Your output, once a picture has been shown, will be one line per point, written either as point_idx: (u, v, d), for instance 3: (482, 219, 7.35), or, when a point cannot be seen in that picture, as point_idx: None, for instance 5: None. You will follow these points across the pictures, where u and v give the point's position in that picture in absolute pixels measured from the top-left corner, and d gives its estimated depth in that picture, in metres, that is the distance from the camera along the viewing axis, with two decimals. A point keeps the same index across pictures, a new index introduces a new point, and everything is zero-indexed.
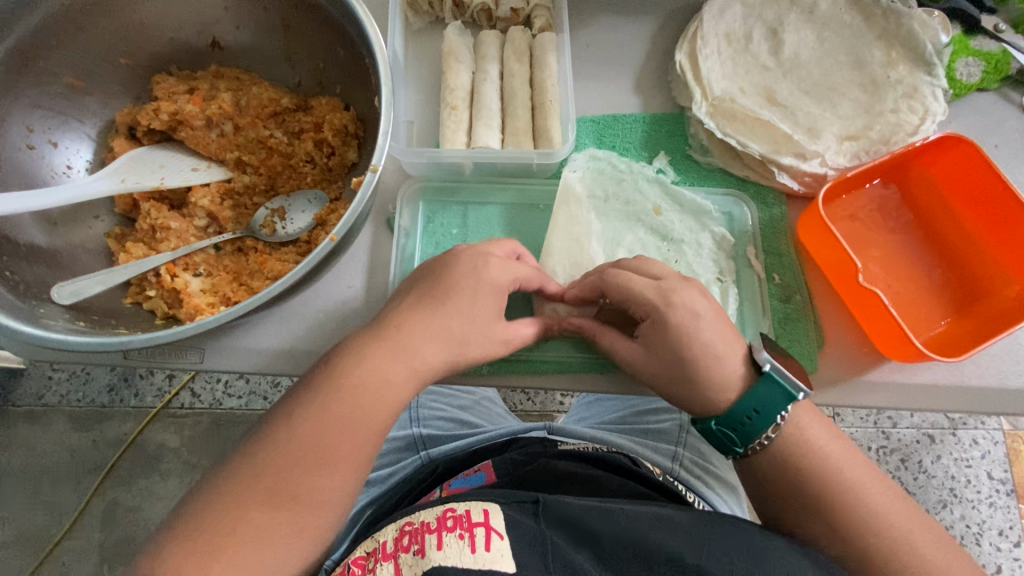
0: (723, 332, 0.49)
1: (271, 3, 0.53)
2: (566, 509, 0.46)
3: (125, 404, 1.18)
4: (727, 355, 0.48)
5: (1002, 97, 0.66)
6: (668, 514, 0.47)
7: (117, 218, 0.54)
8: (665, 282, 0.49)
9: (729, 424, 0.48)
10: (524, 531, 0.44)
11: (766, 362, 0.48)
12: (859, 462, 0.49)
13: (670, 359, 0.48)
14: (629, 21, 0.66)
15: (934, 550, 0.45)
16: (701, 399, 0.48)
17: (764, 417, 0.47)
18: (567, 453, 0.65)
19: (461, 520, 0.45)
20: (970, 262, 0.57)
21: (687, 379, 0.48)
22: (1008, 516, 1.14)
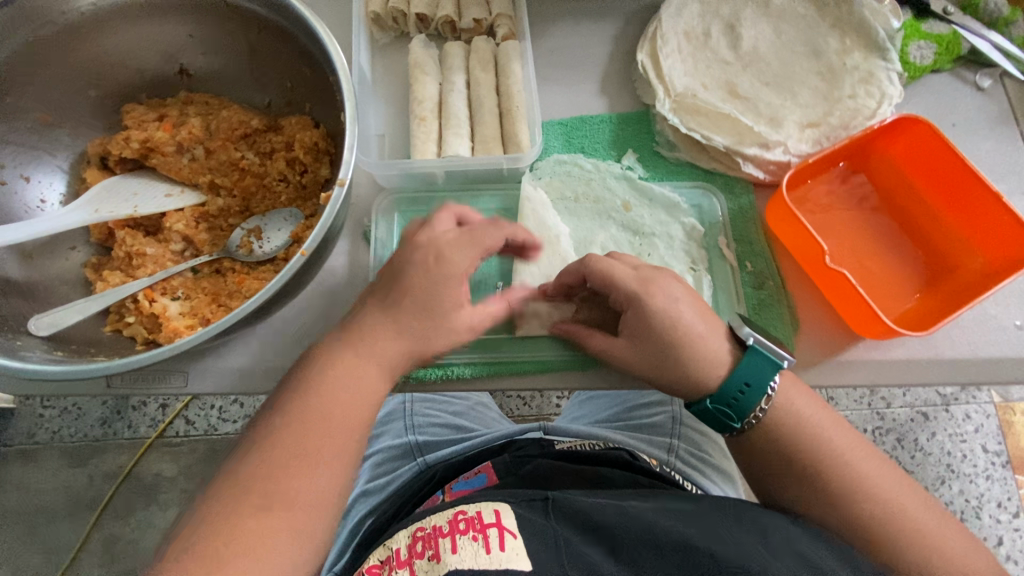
0: (701, 314, 0.50)
1: (235, 27, 0.54)
2: (573, 504, 0.48)
3: (119, 437, 1.18)
4: (708, 338, 0.49)
5: (957, 78, 0.68)
6: (673, 505, 0.48)
7: (94, 247, 0.54)
8: (644, 271, 0.51)
9: (723, 401, 0.49)
10: (535, 528, 0.45)
11: (748, 336, 0.50)
12: (845, 429, 0.50)
13: (654, 347, 0.49)
14: (591, 24, 0.67)
15: (923, 512, 0.47)
16: (693, 381, 0.49)
17: (756, 389, 0.48)
18: (564, 454, 0.66)
19: (473, 522, 0.47)
20: (935, 238, 0.59)
21: (672, 364, 0.48)
22: (1006, 487, 1.16)
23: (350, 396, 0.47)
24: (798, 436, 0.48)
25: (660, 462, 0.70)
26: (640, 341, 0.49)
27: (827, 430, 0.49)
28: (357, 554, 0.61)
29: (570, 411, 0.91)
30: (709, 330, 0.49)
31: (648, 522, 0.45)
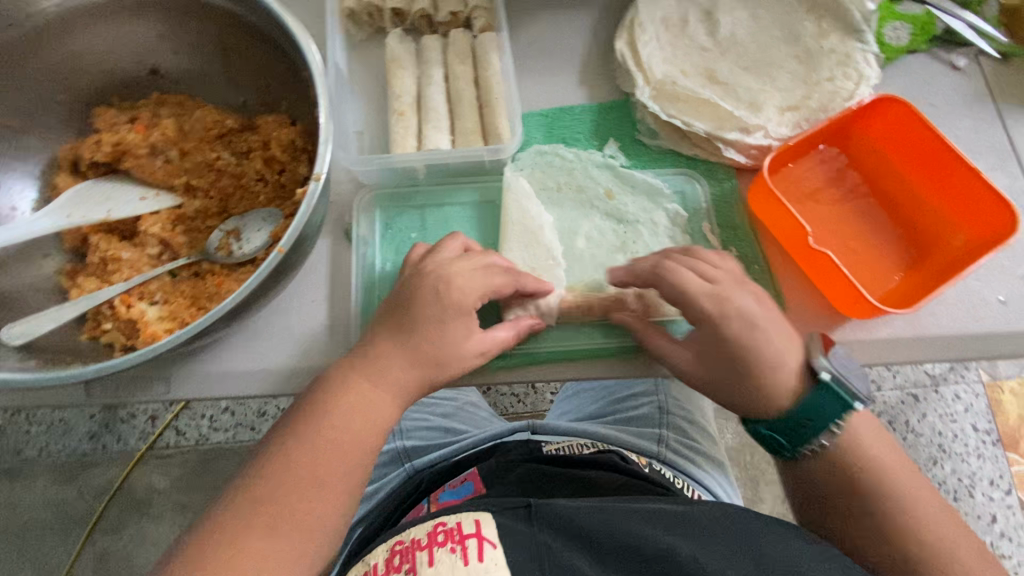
0: (779, 329, 0.50)
1: (205, 25, 0.53)
2: (557, 509, 0.47)
3: (108, 451, 1.16)
4: (774, 359, 0.49)
5: (933, 57, 0.68)
6: (661, 507, 0.47)
7: (68, 254, 0.52)
8: (720, 288, 0.50)
9: (780, 429, 0.51)
10: (518, 539, 0.45)
11: (824, 370, 0.49)
12: (910, 473, 0.50)
13: (724, 364, 0.50)
14: (568, 14, 0.67)
15: (976, 562, 0.47)
16: (755, 403, 0.50)
17: (818, 423, 0.49)
18: (552, 457, 0.66)
19: (452, 533, 0.46)
20: (916, 216, 0.59)
21: (749, 381, 0.49)
22: (997, 465, 1.17)
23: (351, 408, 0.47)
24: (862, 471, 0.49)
25: (649, 456, 0.69)
26: (707, 356, 0.50)
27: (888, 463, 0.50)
28: (344, 562, 0.62)
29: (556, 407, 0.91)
30: (775, 349, 0.49)
31: (633, 539, 0.44)
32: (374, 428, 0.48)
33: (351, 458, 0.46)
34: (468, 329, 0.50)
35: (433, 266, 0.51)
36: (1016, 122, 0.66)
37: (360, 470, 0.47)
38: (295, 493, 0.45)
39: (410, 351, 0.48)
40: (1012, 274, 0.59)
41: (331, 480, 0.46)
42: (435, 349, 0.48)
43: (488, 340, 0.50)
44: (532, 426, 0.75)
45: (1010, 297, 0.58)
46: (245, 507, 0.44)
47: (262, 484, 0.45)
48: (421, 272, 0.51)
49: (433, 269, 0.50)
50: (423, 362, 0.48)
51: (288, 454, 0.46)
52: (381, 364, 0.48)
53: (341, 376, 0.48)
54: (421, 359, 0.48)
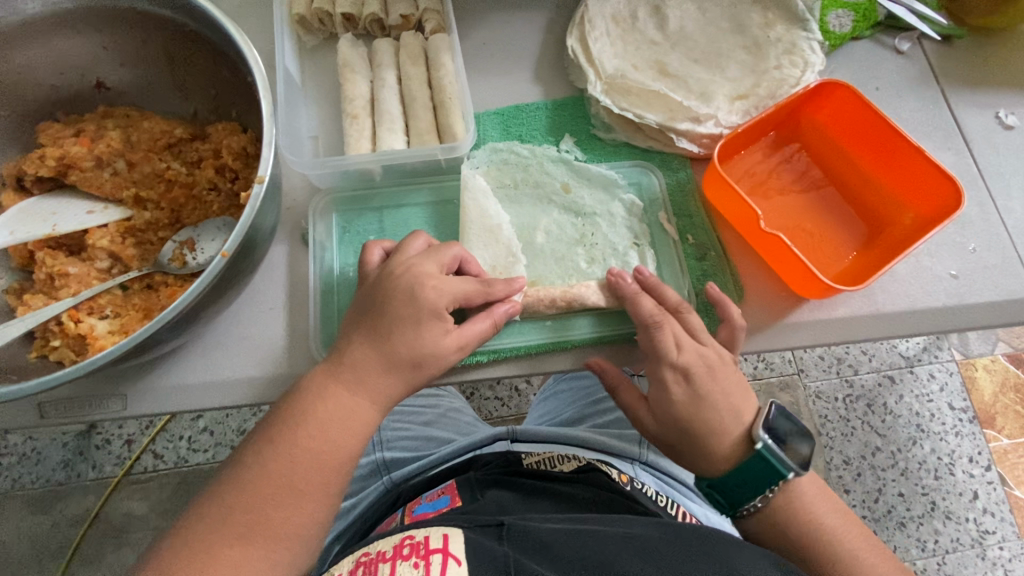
0: (733, 398, 0.51)
1: (148, 35, 0.52)
2: (529, 532, 0.46)
3: (83, 478, 1.13)
4: (724, 428, 0.50)
5: (877, 43, 0.70)
6: (636, 532, 0.47)
7: (16, 273, 0.51)
8: (683, 355, 0.51)
9: (720, 488, 0.51)
10: (485, 552, 0.44)
11: (760, 439, 0.49)
12: (855, 531, 0.50)
13: (677, 427, 0.51)
14: (520, 14, 0.68)
15: None
16: (704, 467, 0.51)
17: (753, 487, 0.50)
18: (529, 471, 0.65)
19: (418, 547, 0.46)
20: (867, 196, 0.60)
21: (698, 444, 0.50)
22: (975, 442, 1.20)
23: (331, 412, 0.46)
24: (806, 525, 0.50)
25: (631, 458, 0.70)
26: (664, 420, 0.51)
27: (829, 518, 0.51)
28: None
29: (538, 410, 0.91)
30: (731, 420, 0.50)
31: (605, 559, 0.44)
32: (355, 435, 0.46)
33: (329, 465, 0.45)
34: (445, 328, 0.48)
35: (405, 269, 0.49)
36: (960, 102, 0.67)
37: (341, 475, 0.46)
38: (269, 500, 0.44)
39: (385, 354, 0.46)
40: (962, 249, 0.60)
41: (309, 488, 0.45)
42: (414, 352, 0.46)
43: (466, 334, 0.49)
44: (510, 434, 0.75)
45: (961, 272, 0.59)
46: (217, 518, 0.43)
47: (238, 494, 0.44)
48: (390, 274, 0.49)
49: (403, 272, 0.48)
50: (403, 368, 0.46)
51: (264, 464, 0.45)
52: (360, 372, 0.46)
53: (320, 384, 0.46)
54: (397, 362, 0.46)
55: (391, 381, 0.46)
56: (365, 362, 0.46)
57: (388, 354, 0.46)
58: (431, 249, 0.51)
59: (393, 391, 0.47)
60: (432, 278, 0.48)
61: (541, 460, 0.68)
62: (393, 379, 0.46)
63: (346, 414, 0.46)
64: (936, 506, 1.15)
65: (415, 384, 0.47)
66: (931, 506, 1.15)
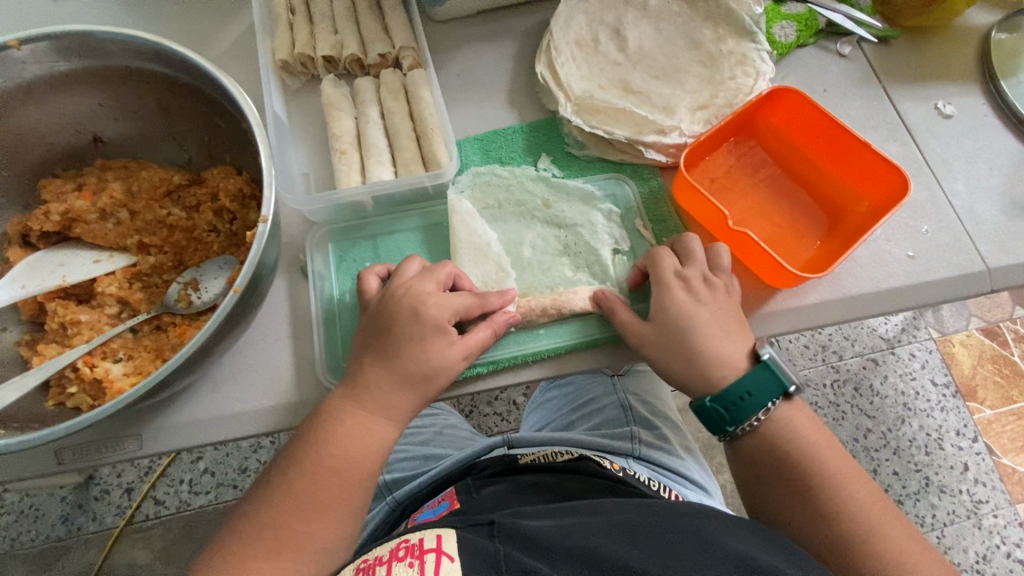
0: (729, 323, 0.55)
1: (143, 90, 0.56)
2: (518, 527, 0.51)
3: (84, 531, 1.12)
4: (712, 341, 0.54)
5: (821, 49, 0.76)
6: (620, 519, 0.51)
7: (26, 325, 0.53)
8: (688, 270, 0.56)
9: (724, 404, 0.54)
10: (475, 549, 0.48)
11: (766, 352, 0.54)
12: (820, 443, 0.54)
13: (674, 333, 0.55)
14: (490, 45, 0.72)
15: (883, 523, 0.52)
16: (706, 383, 0.54)
17: (754, 400, 0.53)
18: (527, 466, 0.69)
19: (413, 549, 0.49)
20: (827, 190, 0.66)
21: (686, 354, 0.54)
22: (960, 415, 1.25)
23: (349, 431, 0.48)
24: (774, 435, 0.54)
25: (625, 453, 0.73)
26: (661, 329, 0.55)
27: (798, 434, 0.54)
28: None
29: (530, 420, 0.97)
30: (721, 342, 0.54)
31: (591, 546, 0.48)
32: (373, 451, 0.49)
33: (351, 480, 0.48)
34: (449, 340, 0.51)
35: (406, 290, 0.52)
36: (902, 97, 0.73)
37: (363, 489, 0.49)
38: (295, 515, 0.46)
39: (397, 371, 0.49)
40: (917, 232, 0.65)
41: (333, 503, 0.47)
42: (423, 367, 0.49)
43: (468, 344, 0.51)
44: (508, 440, 0.78)
45: (918, 252, 0.64)
46: (250, 536, 0.46)
47: (269, 513, 0.47)
48: (393, 296, 0.52)
49: (405, 292, 0.51)
50: (415, 382, 0.49)
51: (291, 482, 0.47)
52: (376, 391, 0.49)
53: (340, 406, 0.49)
54: (406, 378, 0.49)
55: (403, 395, 0.49)
56: (377, 380, 0.49)
57: (397, 367, 0.49)
58: (428, 268, 0.54)
59: (405, 406, 0.49)
60: (431, 295, 0.51)
61: (537, 458, 0.71)
62: (405, 395, 0.49)
63: (363, 433, 0.48)
64: (929, 481, 1.19)
65: (428, 395, 0.50)
66: (925, 482, 1.19)
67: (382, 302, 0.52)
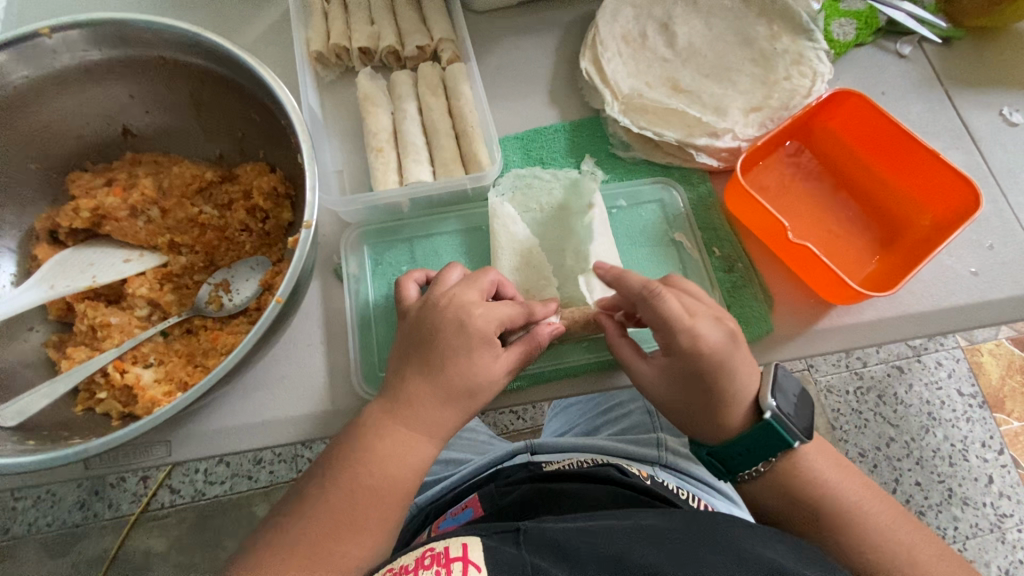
0: (740, 376, 0.49)
1: (177, 82, 0.53)
2: (546, 534, 0.45)
3: (100, 518, 1.11)
4: (723, 396, 0.49)
5: (879, 49, 0.71)
6: (649, 524, 0.47)
7: (53, 325, 0.52)
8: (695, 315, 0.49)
9: (720, 456, 0.51)
10: (504, 560, 0.42)
11: (767, 408, 0.49)
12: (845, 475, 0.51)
13: (680, 387, 0.50)
14: (531, 38, 0.69)
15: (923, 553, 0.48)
16: (707, 428, 0.51)
17: (754, 455, 0.50)
18: (552, 474, 0.66)
19: (439, 557, 0.43)
20: (888, 201, 0.62)
21: (695, 407, 0.50)
22: (986, 427, 1.21)
23: (389, 448, 0.46)
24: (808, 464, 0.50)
25: (651, 462, 0.70)
26: (664, 379, 0.50)
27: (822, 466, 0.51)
28: None
29: (552, 424, 0.94)
30: (733, 396, 0.49)
31: (618, 552, 0.44)
32: (411, 469, 0.46)
33: (389, 501, 0.45)
34: (495, 354, 0.48)
35: (448, 299, 0.49)
36: (964, 102, 0.69)
37: (398, 508, 0.46)
38: (331, 534, 0.44)
39: (442, 386, 0.46)
40: (981, 247, 0.62)
41: (371, 523, 0.45)
42: (467, 382, 0.46)
43: (512, 359, 0.49)
44: (530, 446, 0.75)
45: (981, 269, 0.61)
46: (280, 553, 0.43)
47: (301, 532, 0.44)
48: (435, 306, 0.49)
49: (449, 301, 0.48)
50: (458, 399, 0.47)
51: (326, 499, 0.45)
52: (417, 408, 0.46)
53: (378, 421, 0.46)
54: (454, 393, 0.46)
55: (444, 413, 0.46)
56: (417, 395, 0.46)
57: (437, 381, 0.46)
58: (469, 276, 0.51)
59: (450, 423, 0.47)
60: (477, 307, 0.48)
61: (564, 466, 0.68)
62: (447, 412, 0.47)
63: (405, 452, 0.46)
64: (953, 493, 1.15)
65: (469, 411, 0.48)
66: (948, 493, 1.15)
67: (424, 313, 0.49)
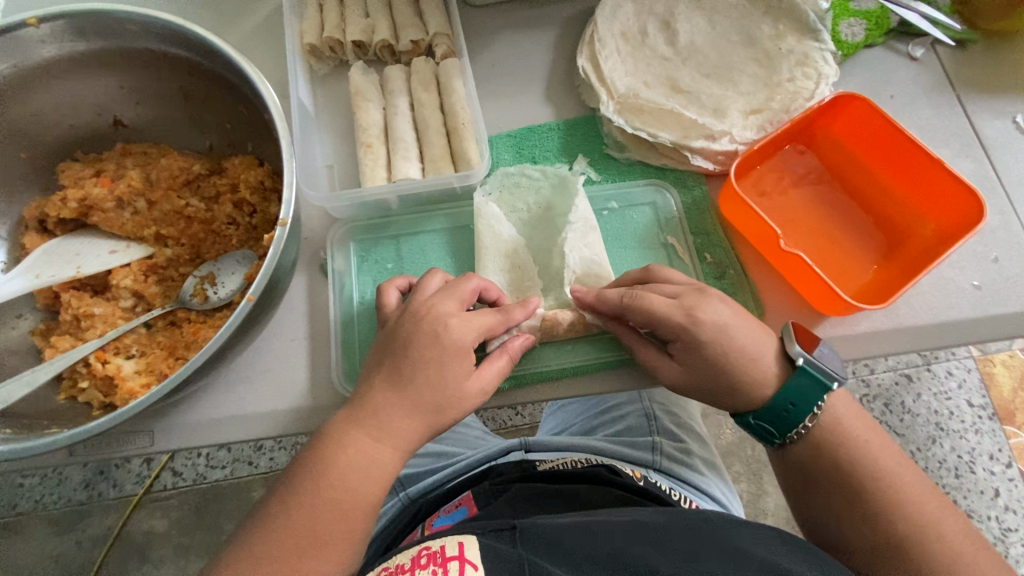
0: (751, 333, 0.48)
1: (166, 74, 0.53)
2: (543, 532, 0.45)
3: (104, 497, 1.13)
4: (749, 365, 0.47)
5: (890, 50, 0.69)
6: (645, 519, 0.47)
7: (42, 313, 0.52)
8: (685, 298, 0.49)
9: (766, 418, 0.48)
10: (499, 556, 0.43)
11: (798, 355, 0.48)
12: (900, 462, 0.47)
13: (706, 371, 0.48)
14: (529, 34, 0.67)
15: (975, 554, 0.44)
16: (752, 399, 0.48)
17: (802, 408, 0.47)
18: (545, 474, 0.64)
19: (435, 556, 0.43)
20: (890, 209, 0.60)
21: (727, 387, 0.48)
22: (995, 439, 1.14)
23: (358, 458, 0.45)
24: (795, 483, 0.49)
25: (646, 465, 0.68)
26: (691, 365, 0.49)
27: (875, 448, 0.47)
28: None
29: (548, 422, 0.92)
30: (756, 357, 0.48)
31: (615, 548, 0.43)
32: (385, 479, 0.46)
33: (359, 511, 0.44)
34: (470, 365, 0.48)
35: (427, 309, 0.49)
36: (975, 107, 0.67)
37: (373, 517, 0.45)
38: (296, 553, 0.42)
39: (412, 398, 0.46)
40: (985, 261, 0.59)
41: (337, 537, 0.44)
42: (436, 396, 0.46)
43: (487, 374, 0.49)
44: (525, 443, 0.73)
45: (984, 282, 0.59)
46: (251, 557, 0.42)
47: (265, 542, 0.43)
48: (413, 315, 0.49)
49: (426, 311, 0.48)
50: (425, 411, 0.46)
51: (294, 508, 0.44)
52: (383, 419, 0.46)
53: (342, 433, 0.46)
54: (421, 405, 0.46)
55: (411, 424, 0.46)
56: (386, 405, 0.46)
57: (406, 391, 0.46)
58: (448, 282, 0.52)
59: (413, 434, 0.46)
60: (454, 317, 0.48)
61: (557, 464, 0.65)
62: (413, 424, 0.46)
63: (377, 462, 0.45)
64: (956, 505, 1.08)
65: (437, 426, 0.47)
66: (952, 505, 1.08)
67: (400, 324, 0.49)
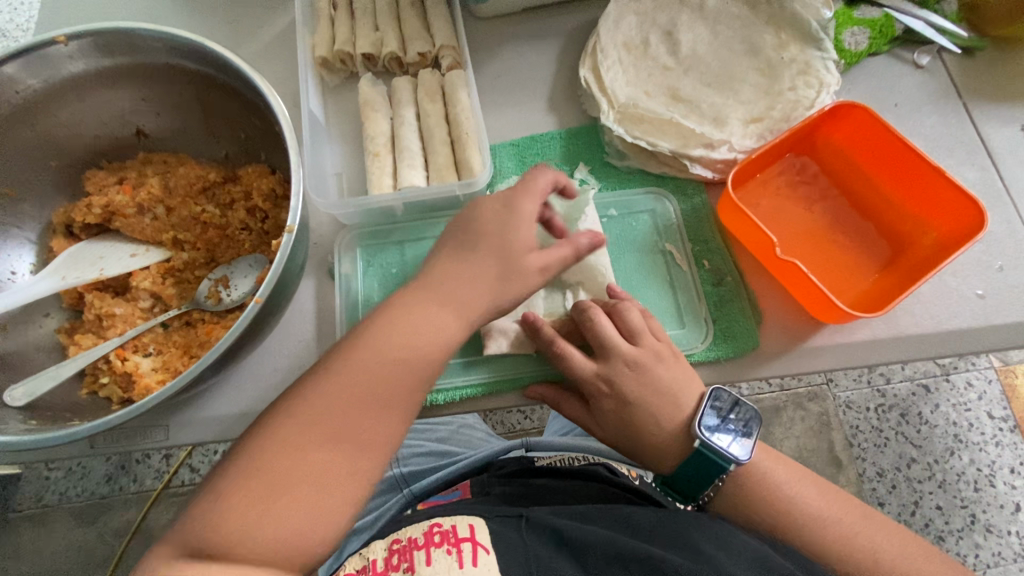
0: (661, 400, 0.49)
1: (185, 88, 0.56)
2: (547, 521, 0.46)
3: (125, 491, 1.17)
4: (665, 415, 0.48)
5: (895, 58, 0.69)
6: (639, 519, 0.47)
7: (67, 312, 0.56)
8: (606, 353, 0.50)
9: (674, 484, 0.49)
10: (510, 547, 0.43)
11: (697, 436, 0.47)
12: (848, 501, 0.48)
13: (610, 423, 0.50)
14: (533, 45, 0.69)
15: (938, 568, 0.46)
16: (654, 459, 0.49)
17: (704, 480, 0.48)
18: (544, 469, 0.63)
19: (448, 534, 0.45)
20: (892, 217, 0.60)
21: (627, 442, 0.50)
22: (1017, 452, 1.09)
23: None
24: (758, 513, 0.47)
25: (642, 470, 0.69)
26: (598, 416, 0.51)
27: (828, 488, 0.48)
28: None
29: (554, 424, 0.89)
30: (673, 405, 0.49)
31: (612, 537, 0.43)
32: None
33: None
34: None
35: None
36: (982, 116, 0.66)
37: None
38: None
39: None
40: (990, 269, 0.59)
41: None
42: None
43: None
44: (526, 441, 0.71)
45: (988, 291, 0.58)
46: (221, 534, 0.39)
47: None
48: None
49: None
50: None
51: None
52: None
53: None
54: None
55: None
56: None
57: None
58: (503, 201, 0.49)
59: None
60: None
61: (554, 462, 0.65)
62: None
63: None
64: (975, 519, 1.05)
65: None
66: (970, 519, 1.05)
67: None
